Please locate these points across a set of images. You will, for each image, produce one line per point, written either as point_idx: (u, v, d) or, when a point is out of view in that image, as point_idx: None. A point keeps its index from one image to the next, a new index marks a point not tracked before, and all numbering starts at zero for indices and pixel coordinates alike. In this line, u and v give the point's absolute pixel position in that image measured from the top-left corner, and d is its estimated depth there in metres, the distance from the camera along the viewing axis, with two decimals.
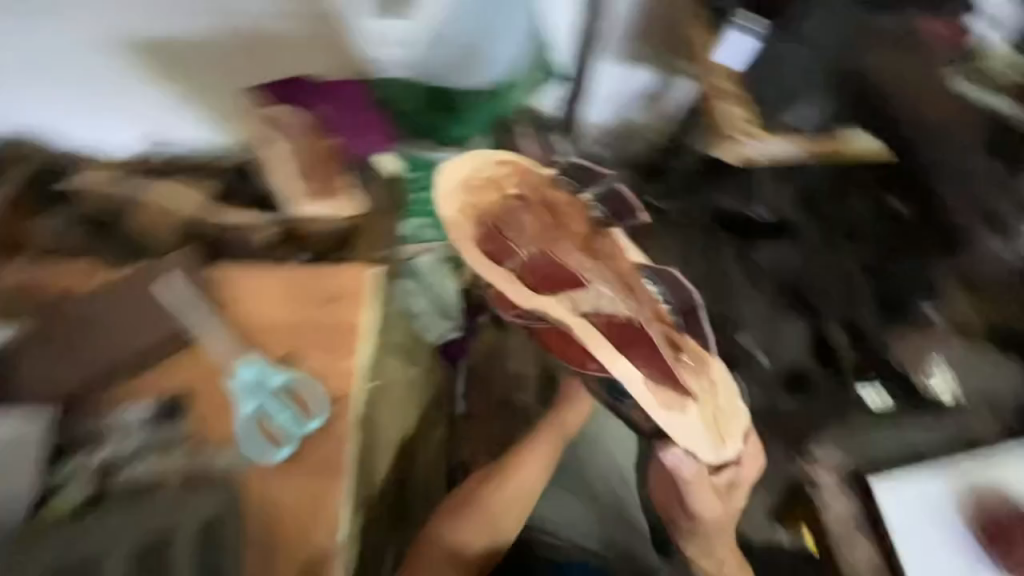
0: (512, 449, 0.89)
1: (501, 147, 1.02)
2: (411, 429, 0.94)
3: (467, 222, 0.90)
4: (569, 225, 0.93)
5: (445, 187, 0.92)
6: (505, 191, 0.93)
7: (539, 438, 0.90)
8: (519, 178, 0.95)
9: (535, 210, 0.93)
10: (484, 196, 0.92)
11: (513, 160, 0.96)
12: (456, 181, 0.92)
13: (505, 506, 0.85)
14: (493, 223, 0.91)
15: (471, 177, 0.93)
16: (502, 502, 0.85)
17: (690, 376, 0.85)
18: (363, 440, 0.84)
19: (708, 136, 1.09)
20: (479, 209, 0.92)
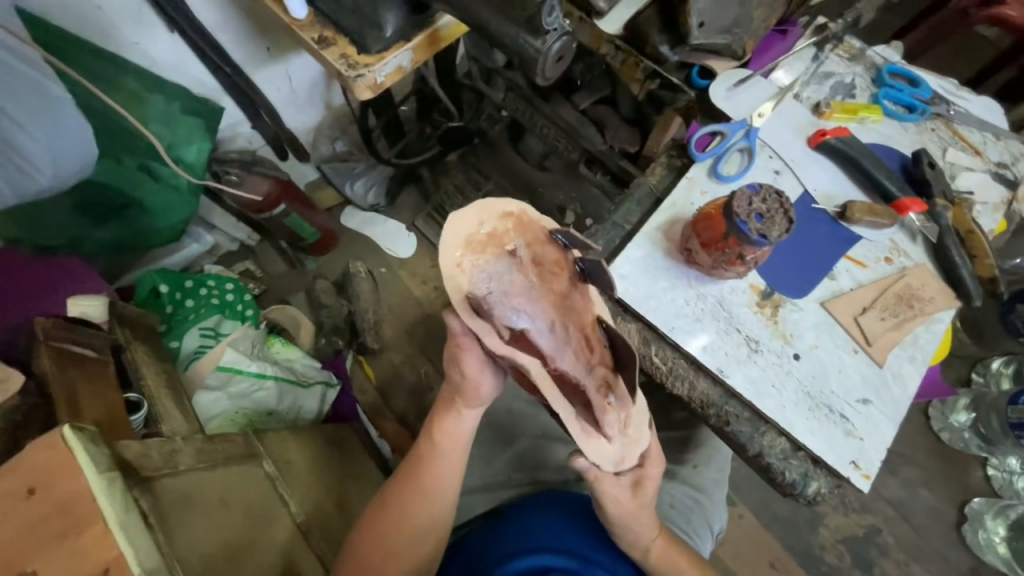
0: (409, 464, 0.67)
1: (505, 203, 0.59)
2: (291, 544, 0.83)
3: (460, 265, 0.56)
4: (535, 260, 0.58)
5: (448, 256, 0.56)
6: (504, 246, 0.57)
7: (449, 420, 0.65)
8: (531, 247, 0.58)
9: (484, 267, 0.56)
10: (470, 263, 0.56)
11: (524, 212, 0.58)
12: (457, 254, 0.56)
13: (433, 523, 0.67)
14: (469, 288, 0.55)
15: (474, 237, 0.56)
16: (431, 507, 0.66)
17: (615, 386, 0.59)
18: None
19: (347, 50, 0.80)
20: (473, 269, 0.56)
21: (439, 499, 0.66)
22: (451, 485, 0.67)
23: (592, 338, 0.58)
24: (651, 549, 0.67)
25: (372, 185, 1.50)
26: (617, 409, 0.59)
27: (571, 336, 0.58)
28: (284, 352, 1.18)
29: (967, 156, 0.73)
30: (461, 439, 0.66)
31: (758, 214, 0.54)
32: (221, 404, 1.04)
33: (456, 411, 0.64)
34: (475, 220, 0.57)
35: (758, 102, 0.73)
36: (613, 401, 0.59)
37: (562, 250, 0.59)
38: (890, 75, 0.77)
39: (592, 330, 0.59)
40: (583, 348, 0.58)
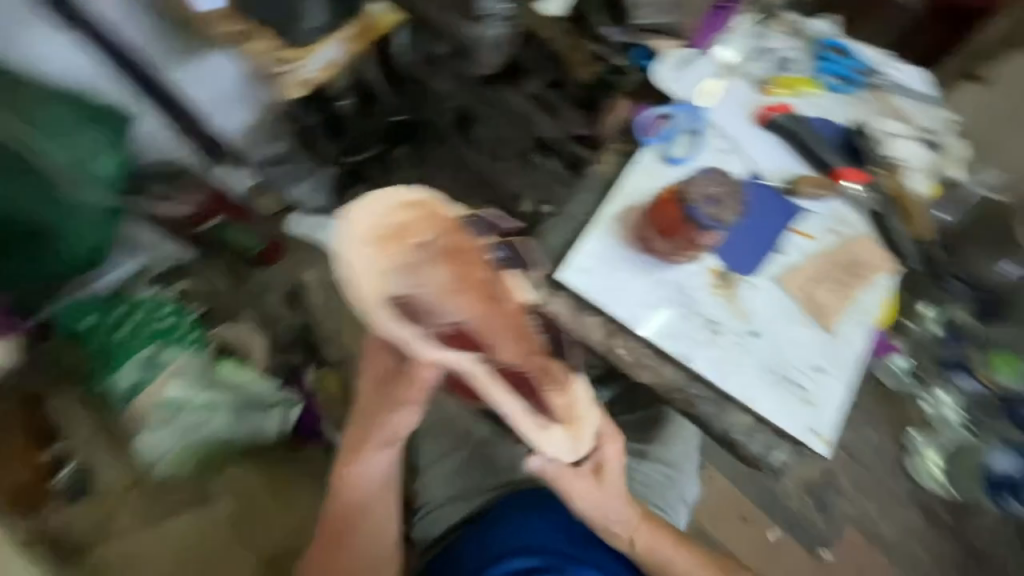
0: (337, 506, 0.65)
1: (402, 188, 0.54)
2: None
3: (365, 258, 0.50)
4: (452, 245, 0.54)
5: (341, 254, 0.50)
6: (412, 237, 0.52)
7: (356, 460, 0.62)
8: (443, 236, 0.54)
9: (400, 261, 0.51)
10: (378, 263, 0.50)
11: (431, 199, 0.55)
12: (357, 250, 0.50)
13: (367, 566, 0.65)
14: (389, 289, 0.50)
15: (381, 229, 0.51)
16: (374, 536, 0.65)
17: (554, 371, 0.56)
18: None
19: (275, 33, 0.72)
20: (388, 268, 0.51)
21: (374, 538, 0.65)
22: (381, 523, 0.66)
23: (523, 320, 0.57)
24: (635, 539, 0.67)
25: (316, 187, 1.36)
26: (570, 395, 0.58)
27: (504, 326, 0.54)
28: (237, 373, 1.10)
29: (897, 124, 0.77)
30: (382, 476, 0.64)
31: (708, 199, 0.57)
32: (165, 444, 0.98)
33: (372, 451, 0.62)
34: (374, 211, 0.52)
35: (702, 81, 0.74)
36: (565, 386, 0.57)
37: (472, 237, 0.56)
38: (825, 49, 0.80)
39: (519, 316, 0.56)
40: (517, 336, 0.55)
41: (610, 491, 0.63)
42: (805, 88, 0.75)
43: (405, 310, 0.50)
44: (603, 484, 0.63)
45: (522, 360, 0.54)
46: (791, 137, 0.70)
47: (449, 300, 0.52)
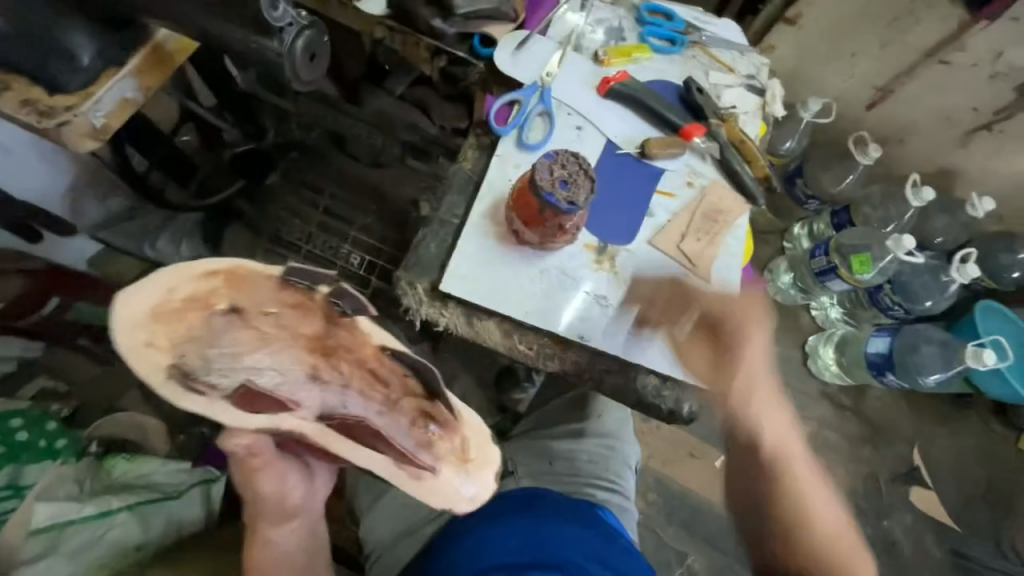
0: None
1: (195, 260, 0.59)
2: None
3: (156, 337, 0.56)
4: (281, 310, 0.59)
5: (129, 341, 0.56)
6: (210, 306, 0.58)
7: (260, 540, 0.66)
8: (243, 300, 0.58)
9: (199, 334, 0.57)
10: (162, 340, 0.57)
11: (236, 267, 0.60)
12: (147, 335, 0.56)
13: None
14: (178, 361, 0.56)
15: (165, 307, 0.57)
16: None
17: (423, 405, 0.63)
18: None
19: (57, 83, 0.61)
20: (185, 342, 0.57)
21: None
22: None
23: (378, 372, 0.62)
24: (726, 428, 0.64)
25: (181, 238, 1.22)
26: (432, 431, 0.63)
27: (359, 373, 0.61)
28: (131, 466, 0.96)
29: (723, 72, 0.84)
30: (298, 534, 0.68)
31: (563, 182, 0.55)
32: (60, 570, 0.78)
33: (281, 513, 0.66)
34: (172, 287, 0.57)
35: (540, 65, 0.73)
36: (426, 425, 0.63)
37: (305, 290, 0.60)
38: (648, 13, 0.83)
39: (378, 360, 0.62)
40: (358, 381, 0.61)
41: (744, 342, 0.60)
42: (636, 54, 0.78)
43: (214, 382, 0.56)
44: (750, 329, 0.60)
45: (387, 403, 0.61)
46: (636, 103, 0.73)
47: (267, 364, 0.58)
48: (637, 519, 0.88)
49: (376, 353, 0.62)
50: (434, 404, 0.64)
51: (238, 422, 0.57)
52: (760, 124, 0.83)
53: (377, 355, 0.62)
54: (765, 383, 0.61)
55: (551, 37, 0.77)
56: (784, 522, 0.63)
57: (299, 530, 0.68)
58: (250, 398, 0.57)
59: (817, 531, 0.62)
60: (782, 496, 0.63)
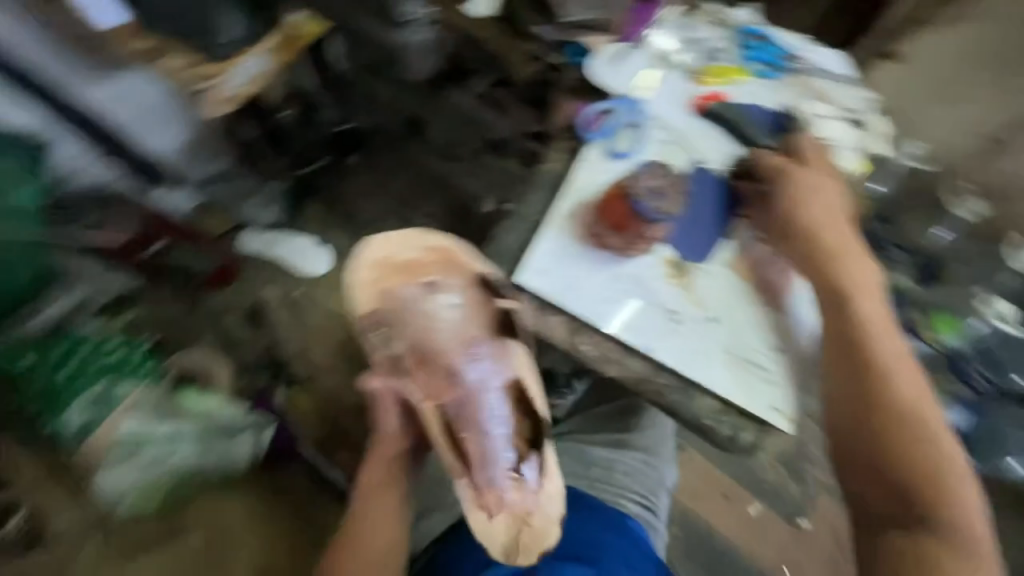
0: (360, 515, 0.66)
1: (423, 230, 0.75)
2: None
3: (378, 275, 0.72)
4: (459, 306, 0.69)
5: (371, 278, 0.72)
6: (417, 275, 0.71)
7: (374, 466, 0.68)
8: (445, 278, 0.71)
9: (401, 299, 0.70)
10: (388, 289, 0.71)
11: (448, 248, 0.72)
12: (378, 279, 0.72)
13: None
14: (382, 299, 0.71)
15: (394, 261, 0.72)
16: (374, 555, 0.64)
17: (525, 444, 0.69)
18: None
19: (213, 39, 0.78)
20: (387, 292, 0.71)
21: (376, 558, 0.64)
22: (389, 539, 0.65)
23: (508, 399, 0.70)
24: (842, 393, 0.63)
25: (268, 202, 1.30)
26: (517, 479, 0.67)
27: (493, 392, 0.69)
28: (201, 401, 1.04)
29: (823, 103, 0.81)
30: (397, 486, 0.68)
31: (652, 191, 0.63)
32: (128, 476, 0.99)
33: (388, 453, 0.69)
34: (394, 247, 0.73)
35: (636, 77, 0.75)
36: (511, 475, 0.68)
37: (485, 296, 0.69)
38: (748, 38, 0.82)
39: (510, 388, 0.69)
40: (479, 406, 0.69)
41: (838, 229, 0.65)
42: (733, 77, 0.78)
43: (406, 337, 0.70)
44: (826, 225, 0.65)
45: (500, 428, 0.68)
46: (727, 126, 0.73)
47: (449, 343, 0.69)
48: (665, 542, 0.86)
49: (511, 388, 0.70)
50: (534, 458, 0.68)
51: (392, 378, 0.68)
52: (857, 162, 0.79)
53: (509, 389, 0.70)
54: (879, 312, 0.62)
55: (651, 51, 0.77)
56: (903, 440, 0.59)
57: (388, 478, 0.68)
58: (420, 362, 0.70)
59: (944, 452, 0.58)
60: (923, 468, 0.58)
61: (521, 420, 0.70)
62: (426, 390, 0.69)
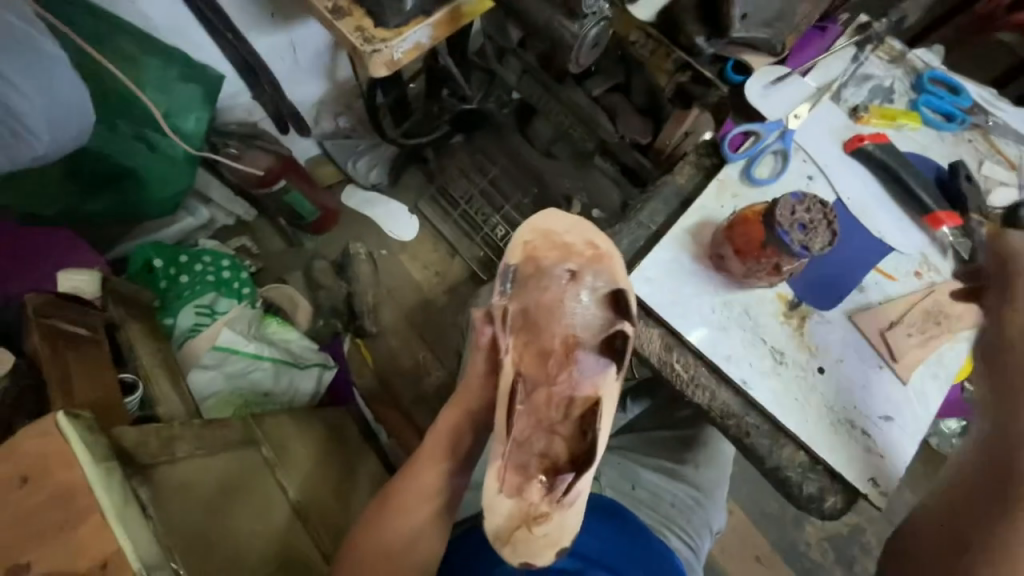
0: (424, 454, 0.67)
1: (582, 222, 0.67)
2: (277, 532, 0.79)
3: (536, 235, 0.66)
4: (591, 305, 0.62)
5: (525, 235, 0.65)
6: (564, 253, 0.64)
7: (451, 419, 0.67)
8: (590, 265, 0.64)
9: (539, 267, 0.63)
10: (534, 255, 0.64)
11: (603, 247, 0.65)
12: (530, 238, 0.65)
13: (410, 534, 0.64)
14: (525, 253, 0.64)
15: (555, 235, 0.65)
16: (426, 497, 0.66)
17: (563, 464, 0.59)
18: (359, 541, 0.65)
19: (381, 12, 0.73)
20: (532, 256, 0.64)
21: (432, 500, 0.66)
22: (447, 491, 0.67)
23: (578, 404, 0.61)
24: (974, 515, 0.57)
25: (375, 164, 1.43)
26: (544, 485, 0.57)
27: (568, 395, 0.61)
28: (281, 331, 1.15)
29: (1002, 164, 0.80)
30: (459, 434, 0.66)
31: (800, 225, 0.60)
32: (216, 382, 1.01)
33: (460, 423, 0.67)
34: (556, 218, 0.66)
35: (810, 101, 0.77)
36: (535, 476, 0.58)
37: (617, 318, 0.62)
38: (929, 81, 0.82)
39: (586, 402, 0.60)
40: (546, 400, 0.61)
41: None
42: (903, 120, 0.79)
43: (529, 300, 0.62)
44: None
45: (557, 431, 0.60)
46: (894, 170, 0.74)
47: (566, 328, 0.62)
48: None
49: (580, 403, 0.61)
50: (568, 476, 0.57)
51: (503, 330, 0.60)
52: None
53: (582, 398, 0.61)
54: None
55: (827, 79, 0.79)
56: None
57: (450, 450, 0.67)
58: (526, 326, 0.62)
59: None
60: None
61: (575, 438, 0.60)
62: (519, 357, 0.61)
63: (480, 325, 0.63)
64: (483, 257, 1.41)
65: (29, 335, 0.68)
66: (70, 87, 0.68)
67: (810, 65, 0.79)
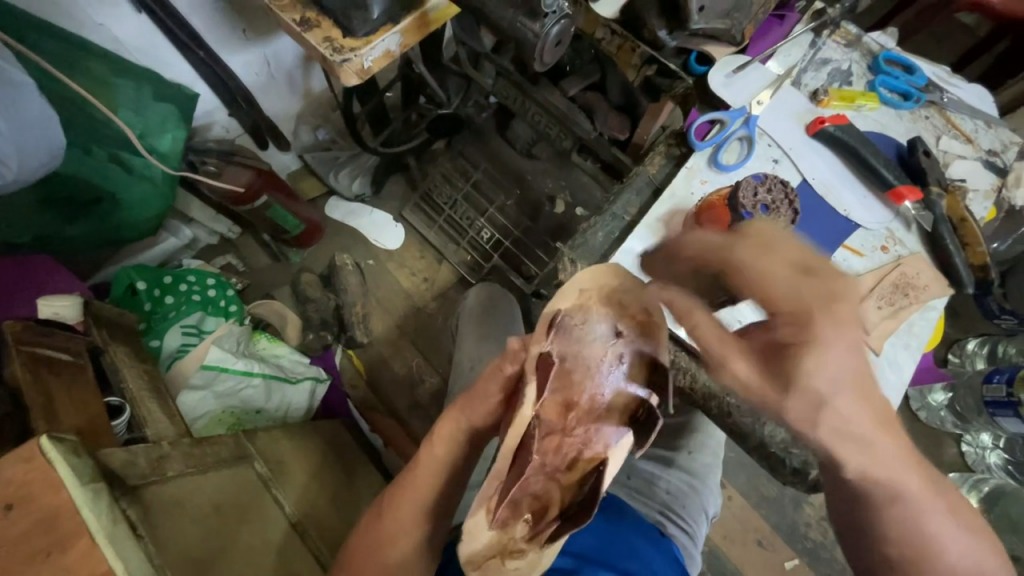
0: (414, 465, 0.64)
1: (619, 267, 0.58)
2: (274, 545, 0.79)
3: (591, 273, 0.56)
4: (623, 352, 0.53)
5: (580, 280, 0.55)
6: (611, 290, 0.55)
7: (443, 431, 0.62)
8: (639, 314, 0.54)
9: (587, 317, 0.53)
10: (586, 306, 0.53)
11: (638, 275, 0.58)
12: (586, 286, 0.55)
13: (401, 540, 0.63)
14: (575, 299, 0.53)
15: (609, 287, 0.55)
16: (418, 513, 0.63)
17: (548, 517, 0.46)
18: (357, 546, 0.65)
19: (349, 24, 0.75)
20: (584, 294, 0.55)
21: (426, 515, 0.64)
22: (446, 505, 0.64)
23: (586, 458, 0.49)
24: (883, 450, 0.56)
25: (357, 175, 1.44)
26: (529, 525, 0.46)
27: (574, 440, 0.50)
28: (271, 347, 1.14)
29: (958, 136, 0.86)
30: (451, 449, 0.62)
31: (763, 205, 0.68)
32: (205, 404, 0.99)
33: (452, 433, 0.61)
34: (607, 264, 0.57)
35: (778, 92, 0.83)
36: (523, 514, 0.46)
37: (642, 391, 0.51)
38: (885, 63, 0.88)
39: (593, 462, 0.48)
40: (555, 447, 0.49)
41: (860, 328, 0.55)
42: (863, 99, 0.85)
43: (568, 349, 0.52)
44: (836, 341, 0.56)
45: (554, 477, 0.48)
46: (860, 145, 0.79)
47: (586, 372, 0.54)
48: (698, 567, 0.85)
49: (586, 460, 0.49)
50: (557, 523, 0.45)
51: (534, 373, 0.49)
52: (986, 199, 0.84)
53: (587, 458, 0.49)
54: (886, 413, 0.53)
55: (790, 66, 0.85)
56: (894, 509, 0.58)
57: (446, 459, 0.62)
58: (558, 374, 0.51)
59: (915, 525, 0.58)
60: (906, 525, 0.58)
61: (574, 488, 0.48)
62: (542, 404, 0.49)
63: (512, 355, 0.52)
64: (469, 260, 1.42)
65: (7, 363, 0.66)
66: (37, 114, 0.67)
67: (774, 53, 0.85)
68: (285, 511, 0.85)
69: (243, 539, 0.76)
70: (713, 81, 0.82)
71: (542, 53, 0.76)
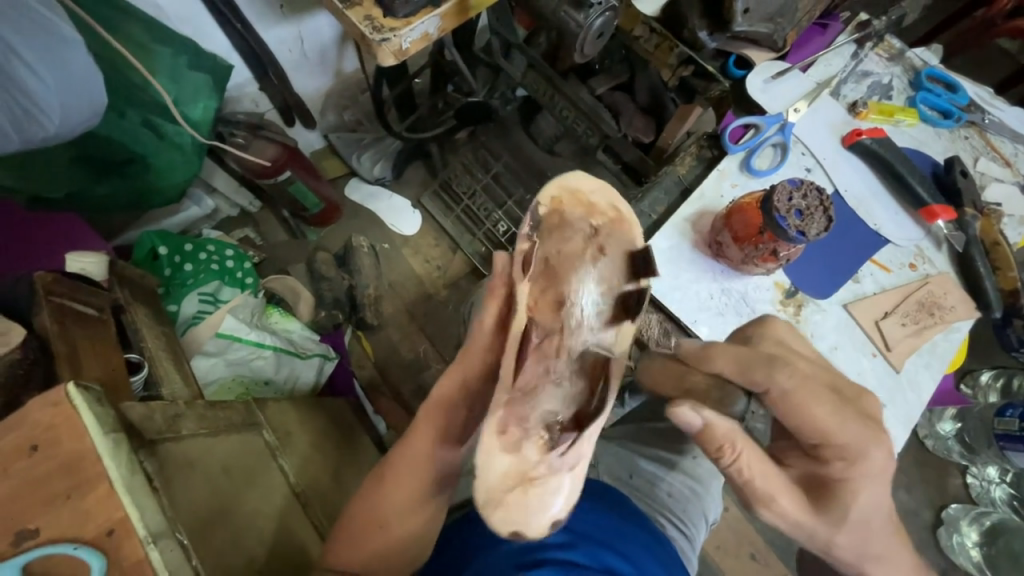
0: (410, 443, 0.65)
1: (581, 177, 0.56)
2: (276, 510, 0.81)
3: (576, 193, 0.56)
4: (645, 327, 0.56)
5: (551, 187, 0.55)
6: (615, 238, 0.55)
7: (439, 407, 0.62)
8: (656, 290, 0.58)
9: (563, 220, 0.55)
10: (561, 208, 0.55)
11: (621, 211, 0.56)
12: (558, 192, 0.55)
13: (402, 519, 0.64)
14: (548, 203, 0.55)
15: (582, 192, 0.55)
16: (417, 493, 0.64)
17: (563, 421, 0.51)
18: (355, 518, 0.66)
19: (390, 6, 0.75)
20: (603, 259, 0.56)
21: (426, 495, 0.64)
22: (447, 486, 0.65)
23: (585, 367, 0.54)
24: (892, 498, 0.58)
25: (379, 158, 1.45)
26: (545, 440, 0.49)
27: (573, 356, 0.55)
28: (283, 322, 1.14)
29: (997, 158, 0.85)
30: (448, 427, 0.63)
31: (798, 211, 0.65)
32: (219, 370, 1.01)
33: (453, 402, 0.62)
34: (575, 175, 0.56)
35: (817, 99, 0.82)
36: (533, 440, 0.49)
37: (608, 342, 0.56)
38: (927, 79, 0.86)
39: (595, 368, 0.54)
40: (556, 349, 0.54)
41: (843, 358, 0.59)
42: (904, 113, 0.84)
43: (549, 249, 0.55)
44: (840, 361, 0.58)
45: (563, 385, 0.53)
46: (899, 161, 0.79)
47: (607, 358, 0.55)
48: (695, 571, 0.84)
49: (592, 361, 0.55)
50: (574, 435, 0.49)
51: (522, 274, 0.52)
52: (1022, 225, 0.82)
53: (591, 362, 0.55)
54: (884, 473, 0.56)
55: (830, 75, 0.84)
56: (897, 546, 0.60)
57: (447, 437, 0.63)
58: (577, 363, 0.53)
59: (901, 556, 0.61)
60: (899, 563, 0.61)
61: (587, 395, 0.53)
62: (533, 303, 0.54)
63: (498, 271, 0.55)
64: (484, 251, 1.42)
65: (38, 313, 0.68)
66: (80, 69, 0.68)
67: (814, 61, 0.84)
68: (288, 482, 0.86)
69: (248, 504, 0.77)
70: (754, 85, 0.82)
71: (582, 44, 0.75)
